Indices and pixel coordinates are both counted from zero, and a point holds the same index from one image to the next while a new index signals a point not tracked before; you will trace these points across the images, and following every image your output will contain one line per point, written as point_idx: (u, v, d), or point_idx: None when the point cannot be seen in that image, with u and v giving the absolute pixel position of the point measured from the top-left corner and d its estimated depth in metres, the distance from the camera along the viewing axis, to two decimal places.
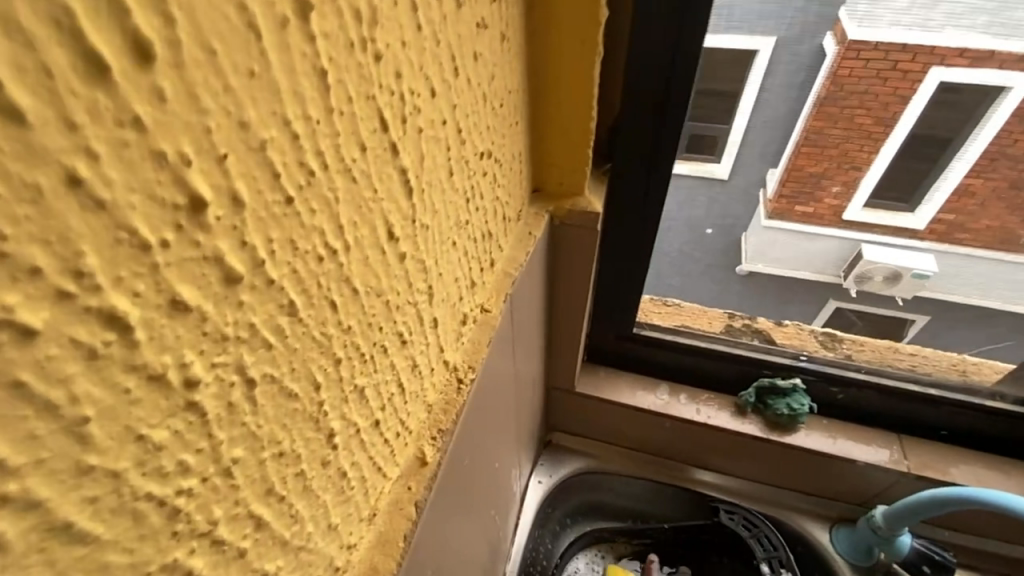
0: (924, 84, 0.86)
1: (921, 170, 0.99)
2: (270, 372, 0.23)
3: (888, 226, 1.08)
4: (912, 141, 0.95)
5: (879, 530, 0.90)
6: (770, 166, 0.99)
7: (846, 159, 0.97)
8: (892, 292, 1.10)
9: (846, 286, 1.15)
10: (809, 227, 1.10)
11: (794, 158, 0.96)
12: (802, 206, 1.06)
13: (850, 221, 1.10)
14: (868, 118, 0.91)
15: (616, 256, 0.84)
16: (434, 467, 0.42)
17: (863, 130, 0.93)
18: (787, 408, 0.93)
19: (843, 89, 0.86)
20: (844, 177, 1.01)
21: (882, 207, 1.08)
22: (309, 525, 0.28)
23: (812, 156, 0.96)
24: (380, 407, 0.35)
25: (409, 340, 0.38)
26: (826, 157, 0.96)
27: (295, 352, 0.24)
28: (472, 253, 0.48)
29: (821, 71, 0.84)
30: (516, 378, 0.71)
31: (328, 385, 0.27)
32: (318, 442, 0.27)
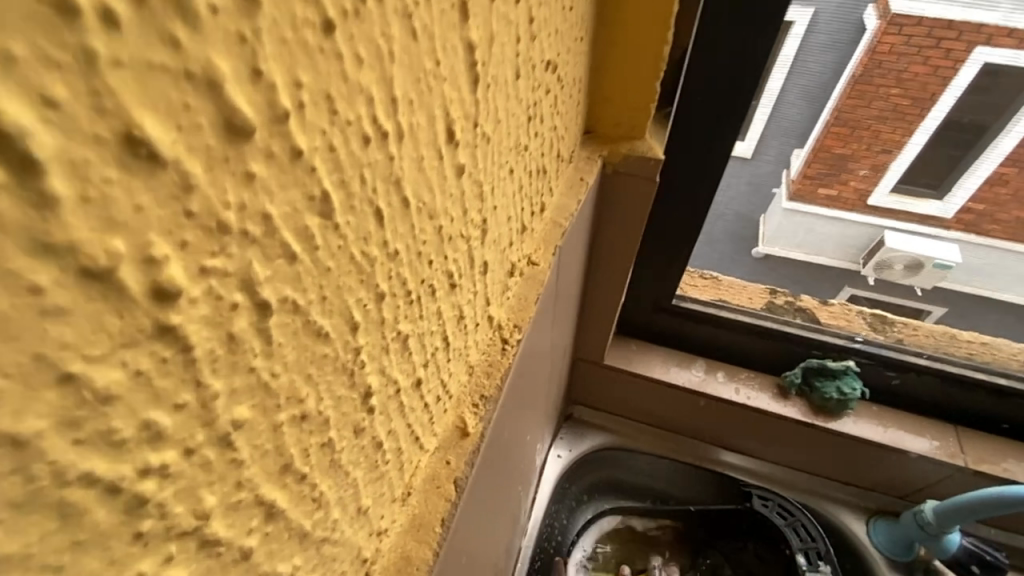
0: (968, 63, 0.71)
1: (950, 156, 0.81)
2: (292, 298, 0.15)
3: (908, 216, 0.90)
4: (937, 129, 0.78)
5: (927, 526, 0.84)
6: (799, 146, 0.81)
7: (878, 141, 0.80)
8: (918, 284, 0.97)
9: (865, 273, 0.97)
10: (840, 215, 0.90)
11: (824, 140, 0.80)
12: (828, 189, 0.86)
13: (870, 210, 0.90)
14: (902, 99, 0.75)
15: (669, 213, 0.76)
16: (477, 440, 0.35)
17: (898, 110, 0.76)
18: (837, 392, 0.86)
19: (880, 68, 0.72)
20: (873, 159, 0.82)
21: (910, 195, 0.87)
22: (335, 511, 0.21)
23: (844, 137, 0.79)
24: (423, 364, 0.28)
25: (458, 284, 0.30)
26: (856, 137, 0.79)
27: (327, 274, 0.17)
28: (527, 190, 0.40)
29: (860, 49, 0.71)
30: (550, 342, 0.62)
31: (367, 329, 0.20)
32: (351, 404, 0.20)
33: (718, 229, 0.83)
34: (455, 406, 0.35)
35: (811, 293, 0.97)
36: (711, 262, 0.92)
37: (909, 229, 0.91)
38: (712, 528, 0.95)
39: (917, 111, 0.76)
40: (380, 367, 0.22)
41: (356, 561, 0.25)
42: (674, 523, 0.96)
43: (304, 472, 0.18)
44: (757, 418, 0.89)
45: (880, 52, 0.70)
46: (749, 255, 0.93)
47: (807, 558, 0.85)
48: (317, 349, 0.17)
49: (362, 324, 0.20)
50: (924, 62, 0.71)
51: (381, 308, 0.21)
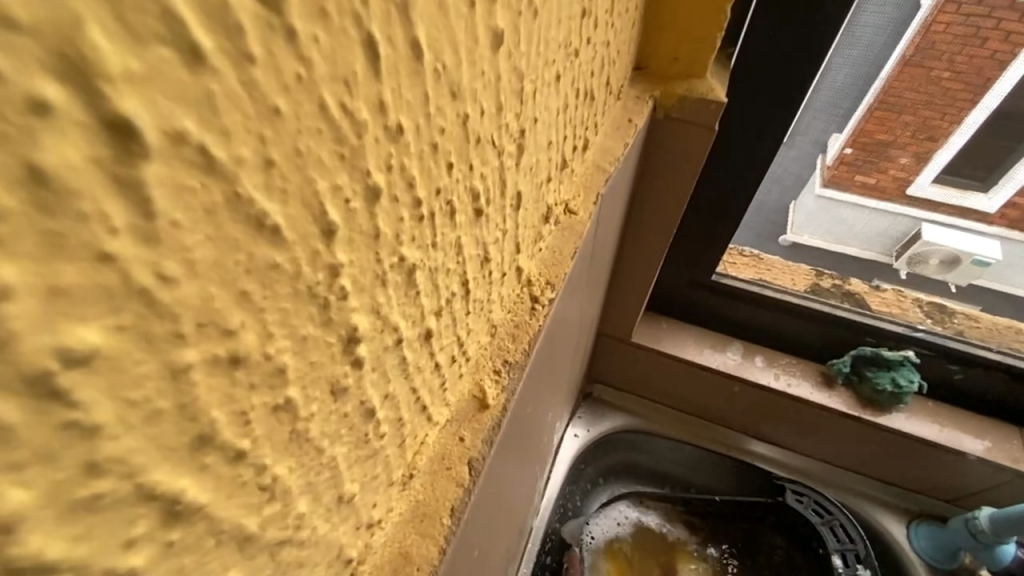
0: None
1: (995, 150, 0.68)
2: (193, 139, 0.09)
3: (948, 209, 0.75)
4: (987, 119, 0.65)
5: (980, 534, 0.75)
6: (837, 131, 0.66)
7: (925, 130, 0.67)
8: (953, 281, 0.82)
9: (897, 268, 0.83)
10: (879, 207, 0.76)
11: (865, 125, 0.67)
12: (865, 178, 0.73)
13: (912, 203, 0.75)
14: (955, 83, 0.62)
15: (719, 173, 0.67)
16: (497, 414, 0.28)
17: (948, 97, 0.63)
18: (891, 384, 0.77)
19: (934, 49, 0.59)
20: (918, 148, 0.69)
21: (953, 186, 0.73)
22: (301, 503, 0.15)
23: (890, 124, 0.66)
24: (437, 313, 0.21)
25: (487, 214, 0.23)
26: (901, 125, 0.66)
27: (273, 121, 0.10)
28: (572, 115, 0.33)
29: (911, 31, 0.58)
30: (579, 311, 0.55)
31: (351, 240, 0.13)
32: (326, 352, 0.14)
33: (773, 197, 0.72)
34: (472, 371, 0.28)
35: (859, 276, 0.83)
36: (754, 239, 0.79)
37: (952, 222, 0.76)
38: (742, 521, 0.87)
39: (969, 99, 0.64)
40: (373, 304, 0.15)
41: (336, 564, 0.19)
42: (702, 518, 0.88)
43: (243, 450, 0.12)
44: (796, 408, 0.80)
45: (936, 32, 0.58)
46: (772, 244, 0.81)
47: (844, 561, 0.78)
48: (258, 254, 0.10)
49: (345, 231, 0.13)
50: (980, 45, 0.59)
51: (376, 214, 0.14)
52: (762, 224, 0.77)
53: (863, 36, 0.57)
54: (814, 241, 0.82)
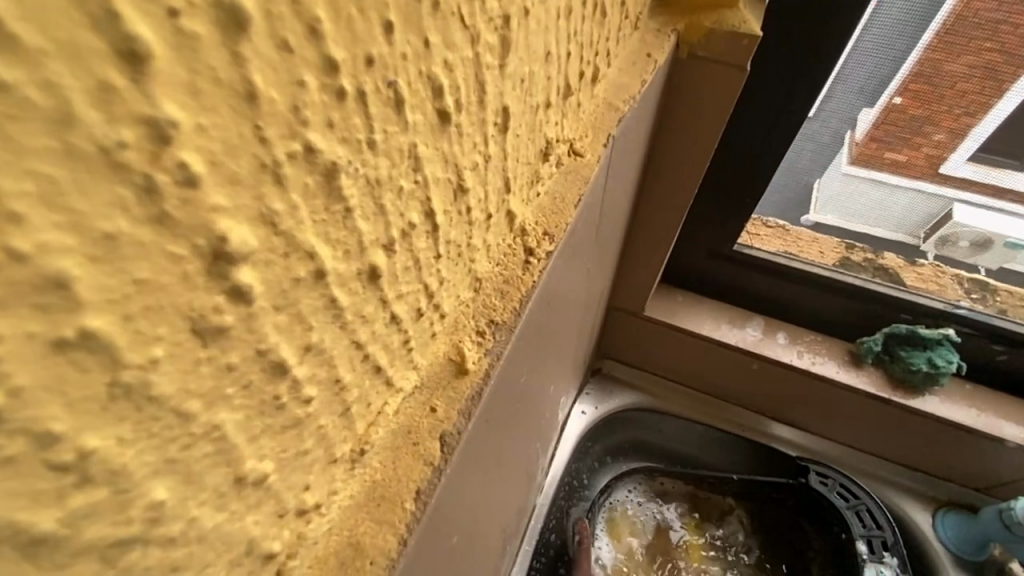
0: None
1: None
2: None
3: (981, 189, 0.65)
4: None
5: (1016, 526, 0.70)
6: (867, 105, 0.60)
7: (962, 104, 0.58)
8: (982, 265, 0.73)
9: (925, 250, 0.74)
10: (907, 184, 0.67)
11: (899, 100, 0.59)
12: (895, 155, 0.64)
13: (941, 180, 0.65)
14: (997, 56, 0.54)
15: (747, 129, 0.60)
16: (478, 381, 0.24)
17: (988, 70, 0.55)
18: (927, 364, 0.70)
19: (975, 17, 0.53)
20: (954, 124, 0.60)
21: (991, 164, 0.63)
22: (158, 489, 0.10)
23: (926, 98, 0.58)
24: (388, 247, 0.16)
25: (459, 124, 0.18)
26: (935, 94, 0.58)
27: None
28: (577, 28, 0.27)
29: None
30: (586, 279, 0.50)
31: (195, 89, 0.09)
32: (170, 270, 0.09)
33: (806, 156, 0.65)
34: (448, 331, 0.23)
35: (895, 251, 0.74)
36: (781, 208, 0.72)
37: (986, 203, 0.67)
38: (759, 502, 0.83)
39: (1010, 72, 0.55)
40: (262, 210, 0.11)
41: (247, 563, 0.14)
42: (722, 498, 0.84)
43: None
44: (819, 388, 0.75)
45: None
46: (795, 221, 0.73)
47: (869, 548, 0.73)
48: None
49: (177, 71, 0.08)
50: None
51: (245, 59, 0.09)
52: (788, 194, 0.70)
53: None
54: (837, 219, 0.73)
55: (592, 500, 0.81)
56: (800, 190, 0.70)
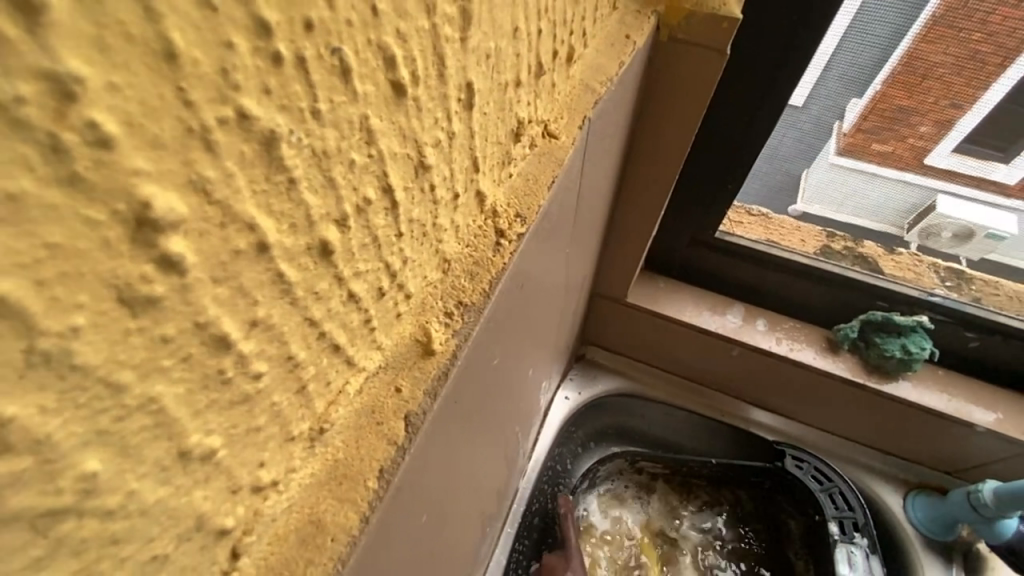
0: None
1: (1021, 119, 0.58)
2: None
3: (963, 179, 0.66)
4: (1018, 87, 0.56)
5: (982, 507, 0.71)
6: (855, 96, 0.60)
7: (948, 94, 0.58)
8: (965, 255, 0.74)
9: (908, 241, 0.75)
10: (895, 177, 0.67)
11: (886, 91, 0.59)
12: (881, 146, 0.64)
13: (926, 173, 0.66)
14: (984, 47, 0.54)
15: (728, 115, 0.61)
16: (446, 361, 0.24)
17: (974, 61, 0.55)
18: (901, 350, 0.72)
19: (963, 8, 0.52)
20: (940, 116, 0.60)
21: (978, 156, 0.63)
22: (90, 460, 0.10)
23: (912, 89, 0.58)
24: (341, 222, 0.16)
25: (417, 98, 0.17)
26: (922, 86, 0.58)
27: None
28: (548, 4, 0.27)
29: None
30: (566, 264, 0.50)
31: (104, 45, 0.08)
32: (88, 236, 0.09)
33: (787, 143, 0.65)
34: (415, 311, 0.23)
35: (875, 239, 0.75)
36: (764, 196, 0.72)
37: (967, 194, 0.67)
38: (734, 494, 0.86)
39: (999, 63, 0.55)
40: (192, 177, 0.10)
41: (198, 539, 0.14)
42: (704, 486, 0.87)
43: None
44: (797, 374, 0.76)
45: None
46: (781, 210, 0.74)
47: (841, 528, 0.75)
48: None
49: (79, 23, 0.08)
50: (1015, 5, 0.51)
51: (160, 15, 0.09)
52: (771, 182, 0.71)
53: None
54: (824, 211, 0.74)
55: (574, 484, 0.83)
56: (782, 177, 0.70)
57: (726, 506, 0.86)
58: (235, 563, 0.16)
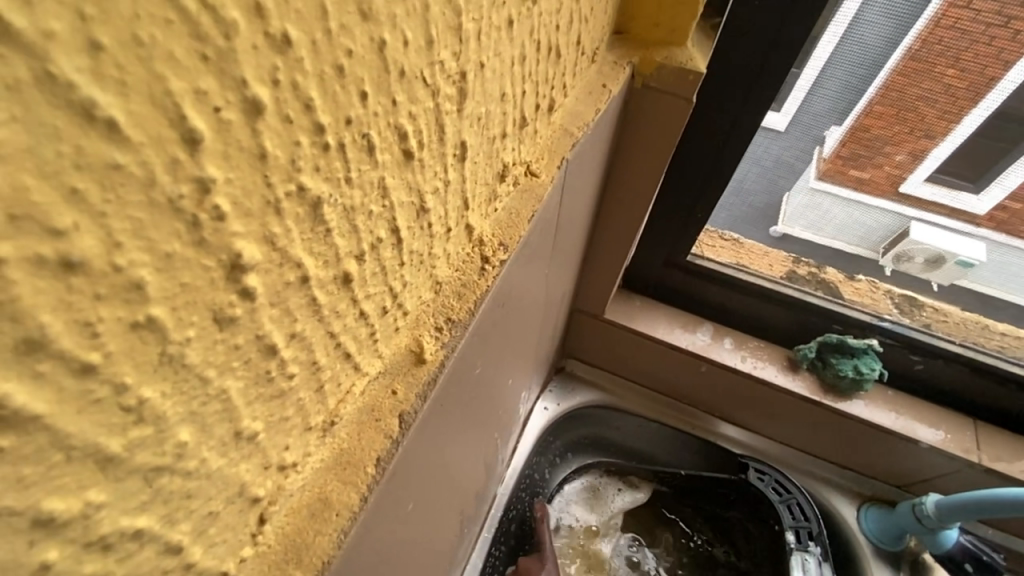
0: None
1: (990, 152, 0.63)
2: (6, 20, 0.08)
3: (939, 209, 0.70)
4: (986, 121, 0.60)
5: (926, 519, 0.76)
6: (835, 124, 0.65)
7: (921, 127, 0.62)
8: (935, 280, 0.79)
9: (882, 264, 0.79)
10: (870, 202, 0.72)
11: (863, 121, 0.63)
12: (859, 172, 0.68)
13: (901, 200, 0.70)
14: (959, 83, 0.58)
15: (697, 151, 0.67)
16: (435, 369, 0.28)
17: (948, 96, 0.59)
18: (853, 371, 0.78)
19: (941, 44, 0.56)
20: (914, 146, 0.64)
21: (946, 185, 0.67)
22: (183, 432, 0.14)
23: (890, 118, 0.62)
24: (359, 257, 0.20)
25: (421, 159, 0.22)
26: (900, 117, 0.62)
27: (111, 12, 0.10)
28: (532, 69, 0.31)
29: (920, 23, 0.55)
30: (546, 283, 0.54)
31: (227, 155, 0.13)
32: (202, 276, 0.13)
33: (751, 177, 0.71)
34: (410, 326, 0.27)
35: (837, 266, 0.81)
36: (733, 223, 0.78)
37: (940, 222, 0.71)
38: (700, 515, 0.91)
39: (970, 99, 0.59)
40: (265, 233, 0.15)
41: (239, 502, 0.18)
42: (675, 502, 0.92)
43: (90, 363, 0.11)
44: (760, 390, 0.81)
45: (944, 26, 0.55)
46: (762, 233, 0.79)
47: (796, 537, 0.80)
48: (89, 148, 0.10)
49: (216, 145, 0.12)
50: (988, 42, 0.55)
51: (260, 132, 0.13)
52: (748, 210, 0.76)
53: (878, 10, 0.56)
54: (809, 235, 0.78)
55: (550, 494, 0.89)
56: (751, 209, 0.76)
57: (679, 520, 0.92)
58: (262, 526, 0.20)
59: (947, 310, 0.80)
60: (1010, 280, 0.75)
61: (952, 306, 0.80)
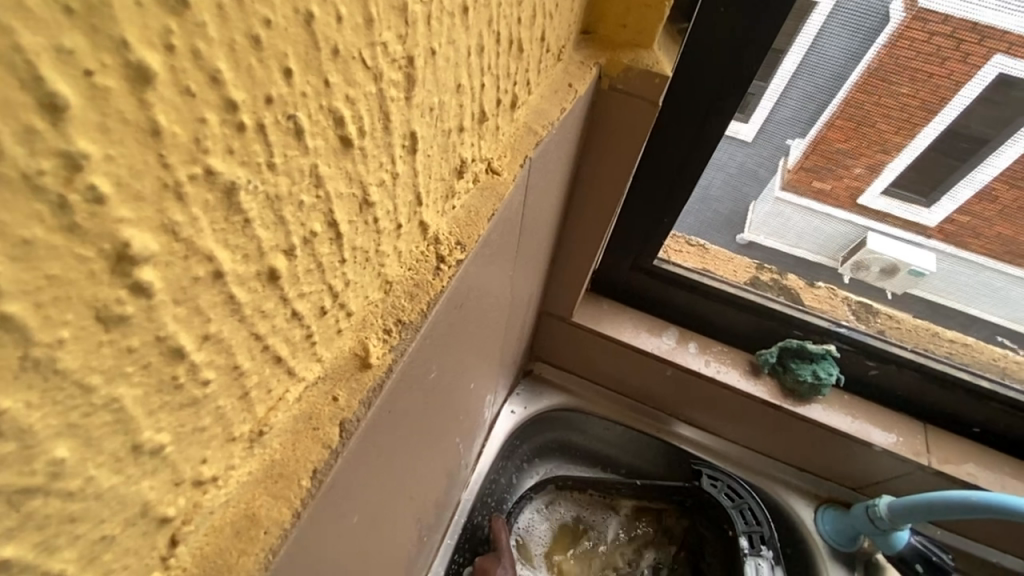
0: (982, 71, 0.56)
1: (943, 168, 0.64)
2: None
3: (895, 220, 0.72)
4: (939, 137, 0.62)
5: (878, 520, 0.78)
6: (799, 136, 0.66)
7: (878, 141, 0.64)
8: (889, 288, 0.81)
9: (840, 272, 0.81)
10: (831, 213, 0.73)
11: (826, 133, 0.65)
12: (821, 183, 0.70)
13: (860, 211, 0.72)
14: (912, 100, 0.60)
15: (665, 154, 0.67)
16: (382, 375, 0.26)
17: (902, 113, 0.61)
18: (812, 376, 0.79)
19: (896, 64, 0.57)
20: (872, 159, 0.66)
21: (900, 198, 0.69)
22: (59, 448, 0.13)
23: (849, 132, 0.64)
24: (289, 252, 0.18)
25: (363, 147, 0.20)
26: (859, 132, 0.63)
27: None
28: (491, 62, 0.30)
29: (879, 40, 0.57)
30: (511, 283, 0.53)
31: (106, 128, 0.11)
32: (78, 268, 0.11)
33: (716, 184, 0.72)
34: (356, 327, 0.26)
35: (798, 273, 0.83)
36: (699, 228, 0.79)
37: (894, 233, 0.73)
38: (659, 518, 0.92)
39: (923, 116, 0.61)
40: (164, 221, 0.13)
41: (142, 524, 0.16)
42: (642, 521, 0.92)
43: None
44: (724, 394, 0.82)
45: (901, 46, 0.56)
46: (728, 241, 0.80)
47: (750, 542, 0.83)
48: None
49: (90, 115, 0.11)
50: (940, 63, 0.56)
51: (151, 104, 0.12)
52: (714, 216, 0.77)
53: (839, 23, 0.57)
54: (773, 243, 0.80)
55: (509, 509, 0.87)
56: (718, 214, 0.77)
57: (641, 538, 0.92)
58: (174, 550, 0.18)
59: (899, 317, 0.83)
60: (958, 291, 0.78)
61: (905, 314, 0.83)
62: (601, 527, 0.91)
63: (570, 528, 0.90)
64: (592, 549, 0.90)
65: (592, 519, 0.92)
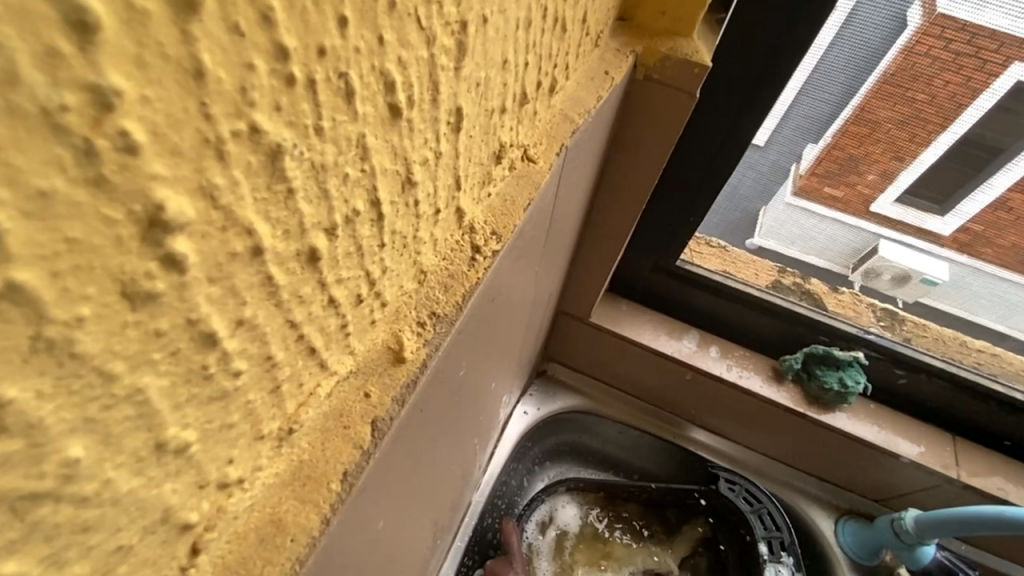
0: (999, 79, 0.55)
1: (955, 177, 0.63)
2: None
3: (902, 226, 0.70)
4: (952, 146, 0.60)
5: (904, 534, 0.75)
6: (812, 142, 0.64)
7: (894, 147, 0.62)
8: (901, 297, 0.79)
9: (851, 280, 0.80)
10: (847, 221, 0.72)
11: (840, 139, 0.63)
12: (833, 190, 0.68)
13: (873, 219, 0.70)
14: (928, 107, 0.58)
15: (693, 151, 0.64)
16: (416, 370, 0.24)
17: (918, 120, 0.59)
18: (839, 384, 0.76)
19: (912, 70, 0.55)
20: (886, 166, 0.64)
21: (913, 206, 0.67)
22: (74, 447, 0.11)
23: (863, 138, 0.62)
24: (331, 231, 0.16)
25: (411, 120, 0.19)
26: (874, 138, 0.62)
27: None
28: (536, 40, 0.28)
29: (895, 47, 0.55)
30: (535, 280, 0.51)
31: (143, 62, 0.09)
32: (104, 233, 0.10)
33: (746, 183, 0.69)
34: (389, 319, 0.24)
35: (822, 278, 0.80)
36: (722, 230, 0.77)
37: (909, 241, 0.72)
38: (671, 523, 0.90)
39: (938, 123, 0.59)
40: (202, 183, 0.11)
41: (161, 532, 0.15)
42: (655, 526, 0.90)
43: None
44: (745, 400, 0.80)
45: (917, 53, 0.54)
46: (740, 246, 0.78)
47: (769, 548, 0.80)
48: None
49: (124, 42, 0.09)
50: (957, 71, 0.54)
51: (194, 38, 0.10)
52: (740, 217, 0.75)
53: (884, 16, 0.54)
54: (789, 249, 0.78)
55: (519, 512, 0.84)
56: (744, 215, 0.75)
57: (655, 544, 0.89)
58: (194, 560, 0.17)
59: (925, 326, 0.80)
60: (975, 301, 0.76)
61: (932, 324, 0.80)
62: (614, 531, 0.89)
63: (581, 533, 0.88)
64: (606, 555, 0.88)
65: (605, 524, 0.89)
